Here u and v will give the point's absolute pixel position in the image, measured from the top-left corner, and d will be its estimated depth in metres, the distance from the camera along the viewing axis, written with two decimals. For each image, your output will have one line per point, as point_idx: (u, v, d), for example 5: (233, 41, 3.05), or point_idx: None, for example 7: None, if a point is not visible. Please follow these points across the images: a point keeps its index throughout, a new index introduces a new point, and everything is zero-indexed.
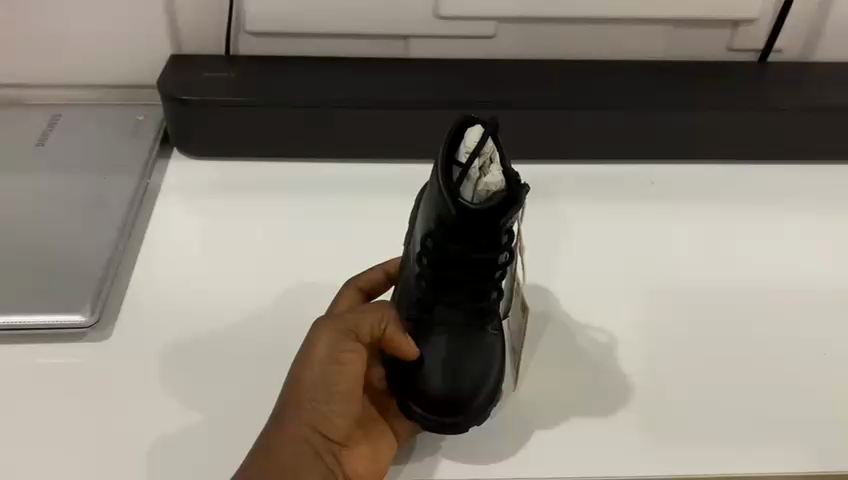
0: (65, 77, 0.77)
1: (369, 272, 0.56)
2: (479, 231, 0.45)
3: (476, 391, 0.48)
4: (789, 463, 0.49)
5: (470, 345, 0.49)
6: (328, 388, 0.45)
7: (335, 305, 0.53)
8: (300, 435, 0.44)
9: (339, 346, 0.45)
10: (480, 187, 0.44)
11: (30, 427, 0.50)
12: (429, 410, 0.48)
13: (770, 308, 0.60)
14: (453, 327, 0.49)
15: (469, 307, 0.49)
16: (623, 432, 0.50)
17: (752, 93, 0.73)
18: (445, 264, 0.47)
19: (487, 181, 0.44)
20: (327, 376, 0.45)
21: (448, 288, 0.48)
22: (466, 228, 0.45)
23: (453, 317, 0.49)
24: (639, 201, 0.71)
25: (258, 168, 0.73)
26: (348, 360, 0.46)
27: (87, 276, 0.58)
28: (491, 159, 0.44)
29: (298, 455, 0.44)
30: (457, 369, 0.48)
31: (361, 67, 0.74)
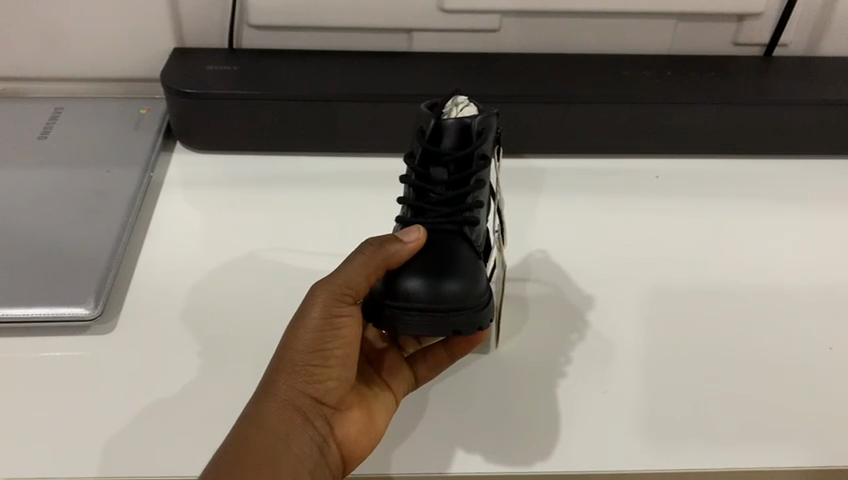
0: (67, 70, 0.77)
1: None
2: (457, 138, 0.50)
3: (458, 289, 0.45)
4: (794, 458, 0.48)
5: (452, 248, 0.48)
6: (320, 351, 0.45)
7: None
8: (289, 400, 0.45)
9: (333, 310, 0.45)
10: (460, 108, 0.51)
11: (32, 419, 0.49)
12: (409, 303, 0.45)
13: (776, 301, 0.60)
14: (435, 231, 0.49)
15: (450, 209, 0.49)
16: (633, 426, 0.50)
17: (757, 87, 0.72)
18: (427, 174, 0.50)
19: (465, 106, 0.51)
20: (319, 340, 0.45)
21: (431, 198, 0.50)
22: (444, 140, 0.50)
23: (436, 221, 0.49)
24: (643, 195, 0.71)
25: (262, 161, 0.73)
26: (341, 322, 0.46)
27: (92, 268, 0.57)
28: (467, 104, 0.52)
29: (285, 420, 0.44)
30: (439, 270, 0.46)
31: (365, 60, 0.74)
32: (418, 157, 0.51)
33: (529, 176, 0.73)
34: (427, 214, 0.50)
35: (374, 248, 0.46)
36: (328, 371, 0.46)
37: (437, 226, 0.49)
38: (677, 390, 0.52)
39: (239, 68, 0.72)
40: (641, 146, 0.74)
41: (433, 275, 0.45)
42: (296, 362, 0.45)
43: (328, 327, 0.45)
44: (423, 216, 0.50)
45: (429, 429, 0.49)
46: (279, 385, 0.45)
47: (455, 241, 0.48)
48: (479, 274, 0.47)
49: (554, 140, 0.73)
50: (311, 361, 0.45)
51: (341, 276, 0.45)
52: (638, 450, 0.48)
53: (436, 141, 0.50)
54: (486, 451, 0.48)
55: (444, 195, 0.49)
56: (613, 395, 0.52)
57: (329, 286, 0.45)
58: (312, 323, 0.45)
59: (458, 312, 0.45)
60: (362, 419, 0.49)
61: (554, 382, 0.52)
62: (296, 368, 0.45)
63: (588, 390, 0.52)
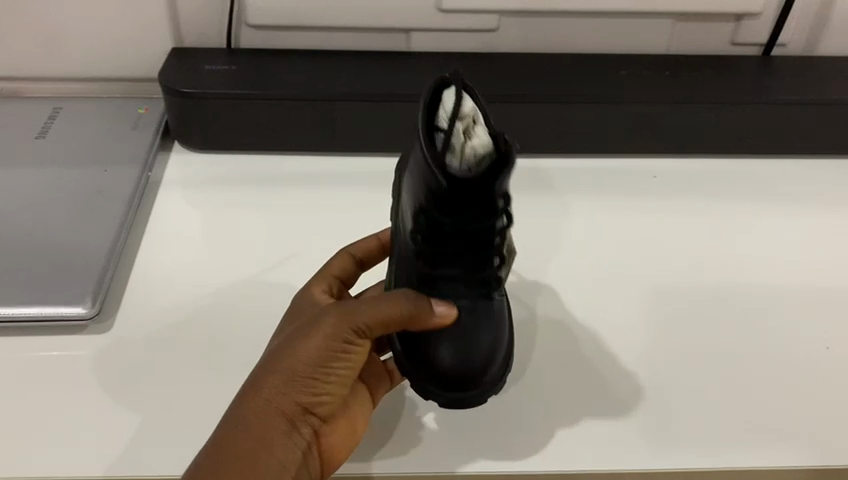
0: (66, 70, 0.77)
1: (367, 240, 0.57)
2: (470, 201, 0.42)
3: (485, 359, 0.47)
4: (789, 457, 0.48)
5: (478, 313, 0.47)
6: (319, 367, 0.45)
7: (329, 265, 0.54)
8: (279, 408, 0.45)
9: (345, 336, 0.45)
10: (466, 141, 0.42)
11: (29, 418, 0.49)
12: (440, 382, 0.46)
13: (772, 301, 0.60)
14: (456, 298, 0.47)
15: (469, 277, 0.46)
16: (630, 426, 0.50)
17: (755, 86, 0.72)
18: (436, 233, 0.45)
19: (474, 140, 0.42)
20: (321, 357, 0.45)
21: (444, 260, 0.46)
22: (458, 202, 0.42)
23: (453, 287, 0.47)
24: (640, 194, 0.71)
25: (261, 160, 0.73)
26: (350, 347, 0.46)
27: (89, 268, 0.57)
28: (474, 121, 0.43)
29: (272, 428, 0.44)
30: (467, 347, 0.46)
31: (363, 60, 0.74)
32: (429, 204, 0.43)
33: (527, 175, 0.73)
34: (443, 276, 0.46)
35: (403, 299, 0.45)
36: (323, 385, 0.47)
37: (457, 298, 0.47)
38: (672, 391, 0.52)
39: (237, 68, 0.72)
40: (639, 145, 0.74)
41: (460, 353, 0.46)
42: (294, 373, 0.45)
43: (335, 348, 0.45)
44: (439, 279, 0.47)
45: (416, 431, 0.49)
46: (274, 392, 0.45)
47: (476, 305, 0.47)
48: (499, 331, 0.48)
49: (552, 139, 0.73)
50: (309, 374, 0.45)
51: (363, 311, 0.45)
52: (634, 451, 0.48)
53: (446, 199, 0.42)
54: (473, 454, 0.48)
55: (460, 259, 0.46)
56: (611, 395, 0.52)
57: (351, 317, 0.45)
58: (323, 345, 0.45)
59: (483, 389, 0.47)
60: (347, 427, 0.49)
61: (549, 385, 0.53)
62: (293, 378, 0.45)
63: (585, 393, 0.52)
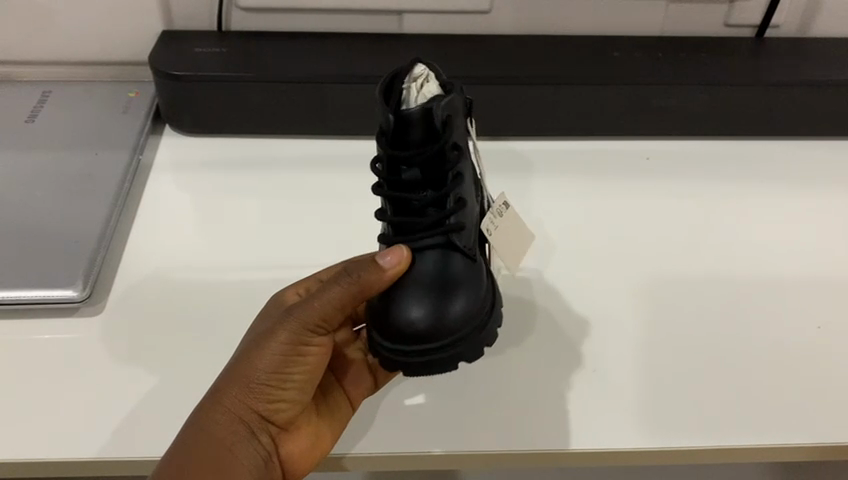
0: (55, 53, 0.77)
1: None
2: (419, 125, 0.45)
3: (460, 318, 0.45)
4: (779, 435, 0.49)
5: (447, 274, 0.47)
6: (274, 370, 0.45)
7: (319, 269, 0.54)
8: (236, 415, 0.45)
9: (300, 338, 0.46)
10: (419, 98, 0.46)
11: (22, 401, 0.49)
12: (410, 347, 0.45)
13: (767, 283, 0.60)
14: (423, 246, 0.47)
15: (434, 216, 0.47)
16: (620, 407, 0.51)
17: (748, 67, 0.72)
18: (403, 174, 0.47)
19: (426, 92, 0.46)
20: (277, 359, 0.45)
21: (414, 206, 0.48)
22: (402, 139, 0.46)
23: (420, 236, 0.47)
24: (635, 176, 0.71)
25: (253, 144, 0.73)
26: (305, 348, 0.47)
27: (80, 250, 0.57)
28: (425, 79, 0.47)
29: (232, 433, 0.44)
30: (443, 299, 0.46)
31: (356, 42, 0.74)
32: (385, 163, 0.47)
33: (522, 158, 0.73)
34: (412, 226, 0.48)
35: (349, 279, 0.45)
36: (283, 390, 0.47)
37: (426, 240, 0.47)
38: (666, 374, 0.53)
39: (228, 50, 0.71)
40: (634, 127, 0.74)
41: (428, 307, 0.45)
42: (252, 378, 0.45)
43: (290, 349, 0.46)
44: (408, 229, 0.48)
45: (398, 418, 0.50)
46: (230, 398, 0.45)
47: (447, 256, 0.48)
48: (476, 292, 0.47)
49: (547, 121, 0.72)
50: (265, 379, 0.45)
51: (315, 304, 0.46)
52: (628, 434, 0.49)
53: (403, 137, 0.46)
54: (468, 442, 0.48)
55: (430, 201, 0.47)
56: (602, 375, 0.53)
57: (307, 318, 0.46)
58: (279, 348, 0.45)
59: (464, 339, 0.45)
60: (311, 433, 0.49)
61: (538, 366, 0.53)
62: (250, 384, 0.45)
63: (575, 377, 0.52)
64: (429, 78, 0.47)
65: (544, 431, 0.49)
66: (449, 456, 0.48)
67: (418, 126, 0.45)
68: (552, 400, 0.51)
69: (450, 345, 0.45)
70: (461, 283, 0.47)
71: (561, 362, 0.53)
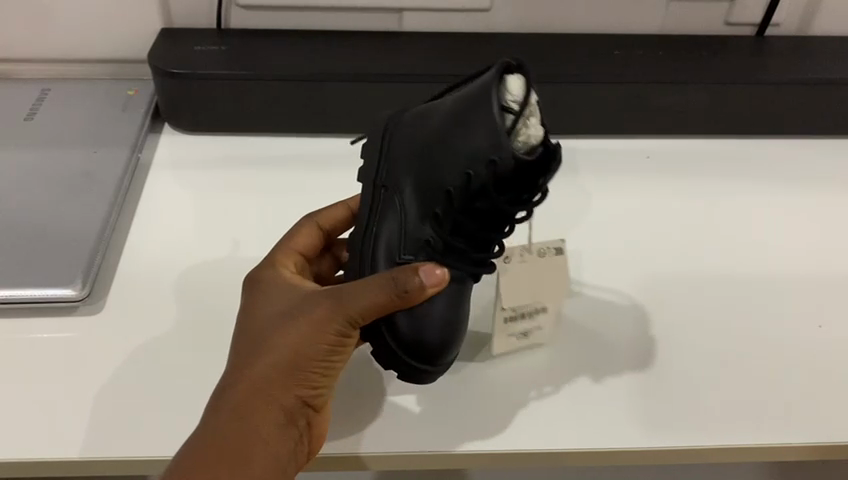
0: (53, 51, 0.76)
1: (332, 210, 0.55)
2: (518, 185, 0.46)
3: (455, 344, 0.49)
4: (780, 435, 0.49)
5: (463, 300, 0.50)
6: (310, 360, 0.42)
7: (293, 237, 0.53)
8: (271, 401, 0.42)
9: (341, 331, 0.43)
10: (523, 138, 0.44)
11: (20, 400, 0.49)
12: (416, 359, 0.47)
13: (768, 282, 0.60)
14: (456, 274, 0.50)
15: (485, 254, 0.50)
16: (620, 407, 0.50)
17: (749, 66, 0.72)
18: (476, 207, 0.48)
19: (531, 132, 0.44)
20: (314, 349, 0.42)
21: (463, 234, 0.49)
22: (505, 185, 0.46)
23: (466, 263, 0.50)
24: (636, 175, 0.71)
25: (251, 143, 0.72)
26: (345, 341, 0.43)
27: (79, 249, 0.57)
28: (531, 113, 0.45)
29: (265, 420, 0.41)
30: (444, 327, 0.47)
31: (354, 40, 0.73)
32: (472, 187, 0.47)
33: None
34: (456, 252, 0.49)
35: (392, 285, 0.42)
36: (320, 378, 0.43)
37: (462, 271, 0.50)
38: (667, 373, 0.53)
39: (226, 48, 0.71)
40: (634, 126, 0.74)
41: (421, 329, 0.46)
42: (288, 362, 0.42)
43: (330, 340, 0.42)
44: (451, 253, 0.49)
45: (396, 417, 0.49)
46: (263, 380, 0.42)
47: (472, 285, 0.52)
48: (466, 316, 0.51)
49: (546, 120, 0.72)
50: (301, 366, 0.42)
51: (357, 298, 0.42)
52: (624, 433, 0.49)
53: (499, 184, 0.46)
54: (467, 442, 0.48)
55: (478, 239, 0.50)
56: (602, 375, 0.52)
57: (350, 311, 0.42)
58: (318, 341, 0.42)
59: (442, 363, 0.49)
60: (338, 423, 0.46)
61: (538, 368, 0.53)
62: (285, 369, 0.42)
63: (569, 378, 0.52)
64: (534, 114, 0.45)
65: (543, 432, 0.49)
66: (448, 456, 0.48)
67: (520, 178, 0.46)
68: (552, 402, 0.51)
69: (434, 369, 0.48)
70: (456, 305, 0.48)
71: (560, 364, 0.53)
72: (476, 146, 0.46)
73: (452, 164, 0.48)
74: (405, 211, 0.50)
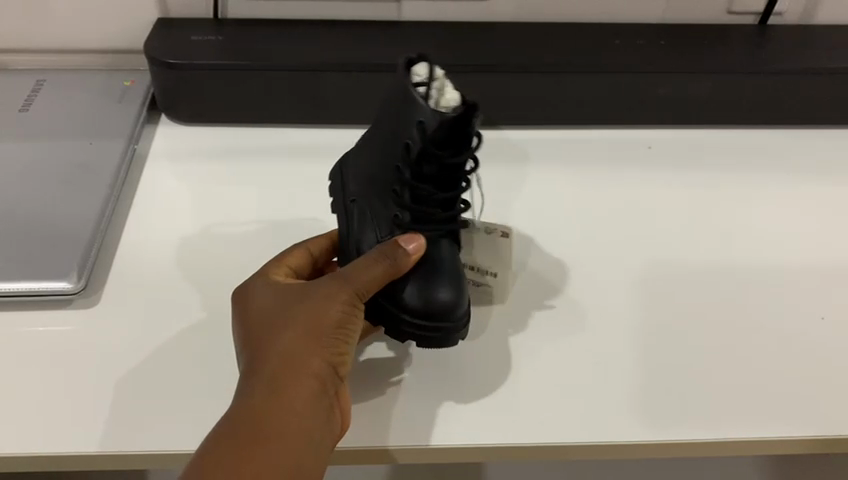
0: (48, 41, 0.75)
1: (316, 237, 0.53)
2: (455, 138, 0.46)
3: (453, 299, 0.47)
4: (787, 428, 0.48)
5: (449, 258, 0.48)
6: (326, 333, 0.42)
7: (284, 257, 0.50)
8: (299, 379, 0.41)
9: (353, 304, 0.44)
10: (442, 102, 0.46)
11: (15, 395, 0.48)
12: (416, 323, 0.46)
13: (771, 273, 0.60)
14: (428, 238, 0.49)
15: (447, 216, 0.49)
16: (624, 401, 0.50)
17: (751, 55, 0.71)
18: (424, 172, 0.48)
19: (448, 97, 0.46)
20: (329, 322, 0.43)
21: (425, 199, 0.49)
22: (441, 143, 0.46)
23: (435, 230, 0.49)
24: (638, 165, 0.71)
25: (249, 134, 0.72)
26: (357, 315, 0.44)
27: (75, 241, 0.56)
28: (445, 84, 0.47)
29: (296, 397, 0.40)
30: (432, 280, 0.46)
31: (351, 30, 0.73)
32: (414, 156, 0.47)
33: (523, 148, 0.72)
34: (422, 218, 0.49)
35: (386, 257, 0.45)
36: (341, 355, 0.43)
37: (431, 235, 0.49)
38: (671, 366, 0.52)
39: (224, 38, 0.70)
40: (635, 116, 0.73)
41: (426, 288, 0.46)
42: (309, 341, 0.42)
43: (344, 314, 0.43)
44: (419, 219, 0.49)
45: (402, 411, 0.48)
46: (289, 361, 0.41)
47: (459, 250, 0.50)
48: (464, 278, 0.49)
49: (547, 109, 0.72)
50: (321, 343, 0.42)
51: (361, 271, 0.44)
52: (630, 428, 0.48)
53: (435, 141, 0.46)
54: (473, 436, 0.47)
55: (439, 200, 0.49)
56: (607, 368, 0.52)
57: (358, 284, 0.44)
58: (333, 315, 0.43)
59: (453, 329, 0.47)
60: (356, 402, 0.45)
61: (543, 361, 0.52)
62: (309, 348, 0.42)
63: (574, 372, 0.51)
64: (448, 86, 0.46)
65: (550, 425, 0.48)
66: (454, 451, 0.47)
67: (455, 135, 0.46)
68: (557, 396, 0.50)
69: (441, 329, 0.46)
70: (454, 271, 0.48)
71: (566, 356, 0.52)
72: (405, 118, 0.47)
73: (392, 150, 0.49)
74: (373, 207, 0.50)
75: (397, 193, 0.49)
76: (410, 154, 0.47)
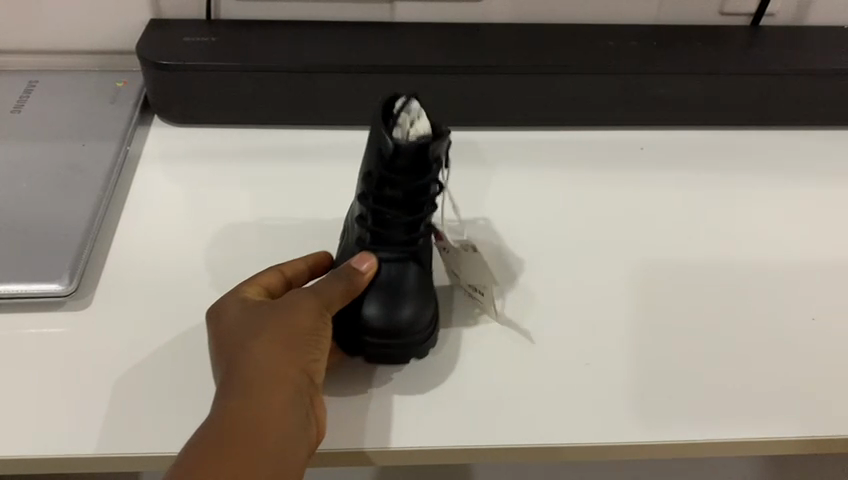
0: (40, 42, 0.75)
1: (294, 262, 0.52)
2: (413, 166, 0.48)
3: (408, 318, 0.49)
4: (776, 428, 0.49)
5: (404, 280, 0.51)
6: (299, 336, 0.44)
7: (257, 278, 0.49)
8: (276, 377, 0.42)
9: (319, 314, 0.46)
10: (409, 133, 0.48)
11: (6, 396, 0.49)
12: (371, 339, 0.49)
13: (763, 273, 0.60)
14: (391, 259, 0.51)
15: (406, 239, 0.51)
16: (615, 401, 0.50)
17: (744, 55, 0.71)
18: (385, 198, 0.50)
19: (414, 129, 0.48)
20: (301, 326, 0.44)
21: (387, 224, 0.51)
22: (398, 170, 0.48)
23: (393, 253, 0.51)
24: (630, 166, 0.71)
25: (242, 134, 0.72)
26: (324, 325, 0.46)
27: (66, 243, 0.56)
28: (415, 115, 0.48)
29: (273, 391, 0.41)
30: (389, 300, 0.49)
31: (344, 30, 0.73)
32: (376, 181, 0.50)
33: (515, 148, 0.72)
34: (385, 241, 0.51)
35: (342, 276, 0.48)
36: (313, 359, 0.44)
37: (392, 256, 0.51)
38: (661, 367, 0.52)
39: (216, 39, 0.70)
40: (628, 117, 0.73)
41: (384, 310, 0.49)
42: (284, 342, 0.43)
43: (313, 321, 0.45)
44: (383, 241, 0.51)
45: (392, 410, 0.49)
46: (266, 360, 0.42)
47: (416, 275, 0.52)
48: (426, 300, 0.51)
49: (539, 110, 0.72)
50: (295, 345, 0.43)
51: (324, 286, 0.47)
52: (619, 428, 0.48)
53: (393, 168, 0.48)
54: (462, 436, 0.47)
55: (402, 224, 0.51)
56: (597, 368, 0.52)
57: (323, 295, 0.46)
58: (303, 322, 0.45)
59: (411, 346, 0.50)
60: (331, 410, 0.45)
61: (532, 361, 0.52)
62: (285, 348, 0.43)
63: (567, 374, 0.51)
64: (419, 114, 0.48)
65: (540, 425, 0.48)
66: (444, 451, 0.47)
67: (409, 161, 0.48)
68: (547, 395, 0.50)
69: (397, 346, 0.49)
70: (415, 293, 0.51)
71: (556, 356, 0.53)
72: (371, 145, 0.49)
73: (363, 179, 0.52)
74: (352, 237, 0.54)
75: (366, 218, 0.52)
76: (373, 180, 0.50)
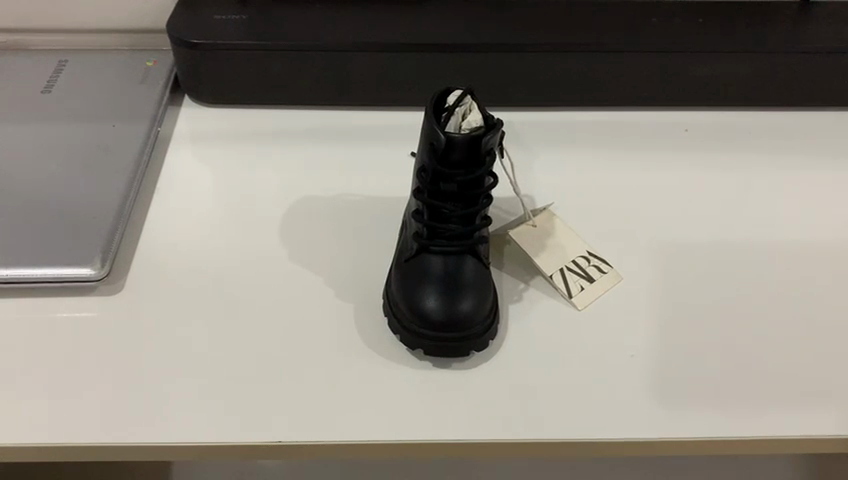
0: (70, 20, 0.74)
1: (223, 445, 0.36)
2: (468, 157, 0.49)
3: (472, 311, 0.49)
4: (830, 426, 0.46)
5: (463, 272, 0.50)
6: None
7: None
8: None
9: None
10: (465, 126, 0.49)
11: (36, 382, 0.48)
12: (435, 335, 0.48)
13: (814, 262, 0.57)
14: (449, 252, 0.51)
15: (464, 231, 0.51)
16: (660, 395, 0.48)
17: (794, 32, 0.68)
18: (441, 190, 0.50)
19: (471, 122, 0.49)
20: None
21: (444, 216, 0.51)
22: (454, 162, 0.49)
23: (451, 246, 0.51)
24: (672, 149, 0.68)
25: (271, 115, 0.70)
26: None
27: (97, 226, 0.55)
28: (470, 110, 0.50)
29: None
30: (454, 294, 0.49)
31: (378, 8, 0.70)
32: (429, 175, 0.50)
33: (553, 129, 0.70)
34: (441, 233, 0.51)
35: None
36: None
37: (449, 248, 0.51)
38: (708, 360, 0.50)
39: (247, 16, 0.69)
40: (670, 97, 0.70)
41: (447, 303, 0.49)
42: None
43: None
44: (440, 236, 0.51)
45: (430, 401, 0.47)
46: None
47: (478, 268, 0.51)
48: (488, 290, 0.51)
49: (578, 91, 0.69)
50: None
51: None
52: (666, 424, 0.46)
53: (449, 159, 0.49)
54: (503, 428, 0.46)
55: (458, 215, 0.51)
56: (641, 359, 0.50)
57: None
58: None
59: (475, 341, 0.49)
60: None
61: (574, 350, 0.51)
62: None
63: (606, 365, 0.50)
64: (473, 107, 0.50)
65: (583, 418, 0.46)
66: (482, 444, 0.46)
67: (464, 150, 0.48)
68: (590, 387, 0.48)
69: (465, 340, 0.48)
70: (477, 283, 0.50)
71: (599, 346, 0.51)
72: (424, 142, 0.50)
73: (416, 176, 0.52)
74: (407, 235, 0.54)
75: (420, 216, 0.52)
76: (428, 176, 0.50)
